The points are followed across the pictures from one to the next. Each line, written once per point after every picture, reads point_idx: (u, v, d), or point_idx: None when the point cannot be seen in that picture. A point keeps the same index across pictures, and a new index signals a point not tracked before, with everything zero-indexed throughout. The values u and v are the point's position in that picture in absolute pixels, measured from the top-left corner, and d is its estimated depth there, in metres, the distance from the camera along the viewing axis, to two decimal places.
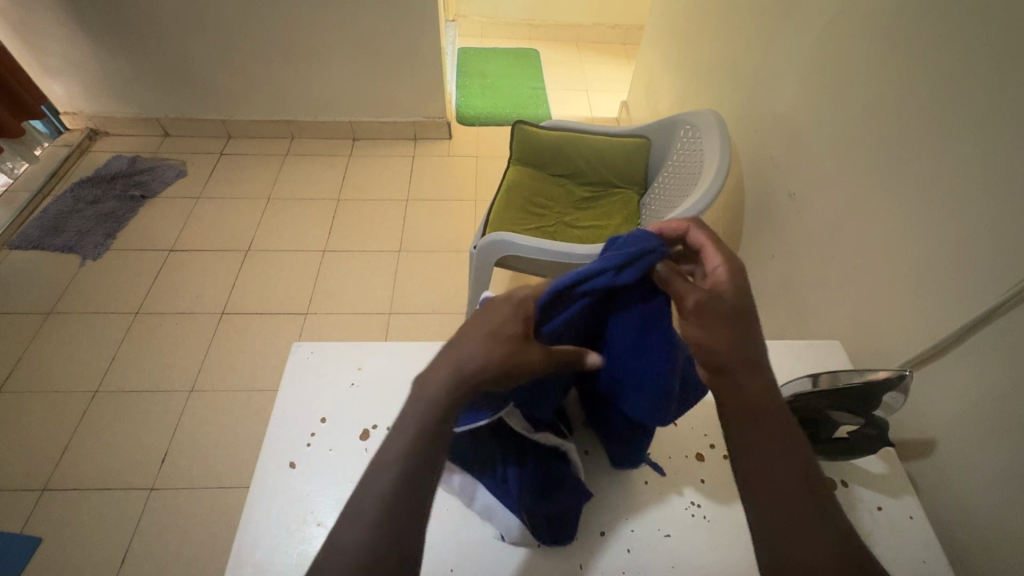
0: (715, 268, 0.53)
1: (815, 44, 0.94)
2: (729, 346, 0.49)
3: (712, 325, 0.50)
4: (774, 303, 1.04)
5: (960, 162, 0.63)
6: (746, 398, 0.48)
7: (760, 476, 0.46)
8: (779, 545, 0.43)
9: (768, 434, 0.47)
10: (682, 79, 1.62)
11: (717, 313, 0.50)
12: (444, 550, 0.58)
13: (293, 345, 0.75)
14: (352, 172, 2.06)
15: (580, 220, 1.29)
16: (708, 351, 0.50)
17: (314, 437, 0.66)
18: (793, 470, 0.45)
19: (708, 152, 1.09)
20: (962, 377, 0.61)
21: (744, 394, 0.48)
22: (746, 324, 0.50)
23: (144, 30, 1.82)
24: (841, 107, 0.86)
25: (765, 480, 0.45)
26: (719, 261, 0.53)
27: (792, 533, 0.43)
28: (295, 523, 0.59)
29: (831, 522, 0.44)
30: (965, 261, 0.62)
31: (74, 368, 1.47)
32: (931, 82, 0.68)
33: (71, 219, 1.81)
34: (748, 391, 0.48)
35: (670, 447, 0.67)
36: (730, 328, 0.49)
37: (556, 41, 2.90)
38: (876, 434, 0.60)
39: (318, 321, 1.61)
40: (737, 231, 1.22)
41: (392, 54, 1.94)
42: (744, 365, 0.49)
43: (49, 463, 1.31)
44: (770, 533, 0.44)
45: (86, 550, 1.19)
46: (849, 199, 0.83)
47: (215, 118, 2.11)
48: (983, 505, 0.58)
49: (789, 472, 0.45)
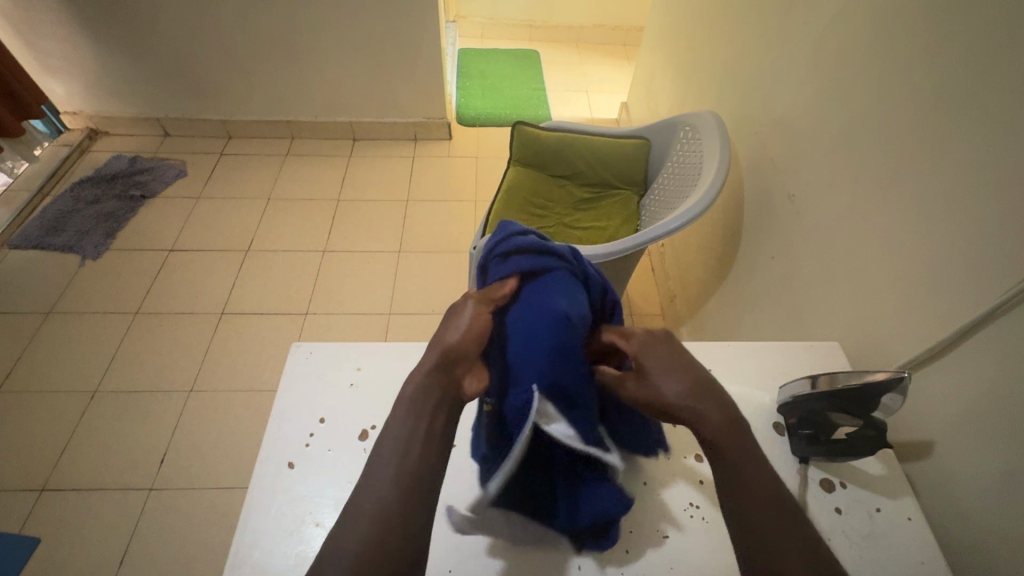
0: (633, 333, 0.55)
1: (815, 45, 0.95)
2: (679, 396, 0.49)
3: (653, 380, 0.51)
4: (772, 303, 1.05)
5: (958, 164, 0.63)
6: (709, 430, 0.48)
7: (743, 482, 0.46)
8: (764, 551, 0.43)
9: (752, 453, 0.48)
10: (682, 80, 1.62)
11: (654, 374, 0.51)
12: (444, 551, 0.57)
13: (293, 345, 0.75)
14: (353, 173, 2.06)
15: (580, 221, 1.29)
16: (662, 409, 0.50)
17: (313, 438, 0.66)
18: (774, 480, 0.47)
19: (708, 152, 1.10)
20: (960, 377, 0.61)
21: (706, 424, 0.48)
22: (685, 368, 0.51)
23: (145, 31, 1.83)
24: (840, 108, 0.87)
25: (750, 486, 0.46)
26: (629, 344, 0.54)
27: (778, 541, 0.43)
28: (294, 523, 0.59)
29: (810, 535, 0.44)
30: (963, 263, 0.62)
31: (73, 368, 1.48)
32: (932, 83, 0.69)
33: (71, 219, 1.81)
34: (709, 420, 0.49)
35: (670, 448, 0.67)
36: (670, 377, 0.50)
37: (556, 42, 2.90)
38: (872, 435, 0.59)
39: (318, 321, 1.61)
40: (736, 232, 1.23)
41: (392, 54, 1.94)
42: (700, 400, 0.49)
43: (48, 463, 1.31)
44: (756, 549, 0.43)
45: (85, 549, 1.19)
46: (848, 199, 0.83)
47: (216, 118, 2.11)
48: (981, 506, 0.58)
49: (770, 487, 0.46)
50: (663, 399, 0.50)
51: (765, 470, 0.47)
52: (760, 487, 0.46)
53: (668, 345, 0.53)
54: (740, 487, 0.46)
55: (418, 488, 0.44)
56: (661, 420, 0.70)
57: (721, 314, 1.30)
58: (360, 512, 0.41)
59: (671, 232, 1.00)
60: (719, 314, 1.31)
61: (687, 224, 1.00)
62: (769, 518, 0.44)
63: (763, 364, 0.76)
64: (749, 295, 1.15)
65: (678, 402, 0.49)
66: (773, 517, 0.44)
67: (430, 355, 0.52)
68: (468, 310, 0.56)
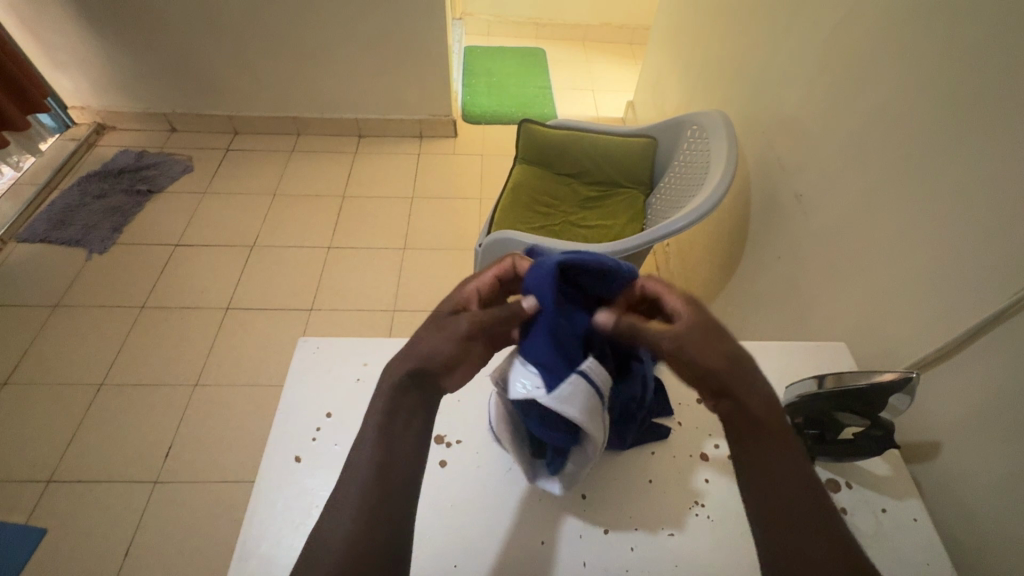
0: (676, 307, 0.54)
1: (824, 45, 0.94)
2: (720, 366, 0.50)
3: (698, 350, 0.50)
4: (778, 303, 1.04)
5: (968, 166, 0.63)
6: (750, 415, 0.48)
7: (763, 473, 0.46)
8: (786, 545, 0.43)
9: (774, 449, 0.47)
10: (689, 78, 1.62)
11: (697, 345, 0.50)
12: (449, 547, 0.57)
13: (300, 340, 0.75)
14: (358, 169, 2.07)
15: (585, 219, 1.29)
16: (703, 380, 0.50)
17: (320, 432, 0.66)
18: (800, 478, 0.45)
19: (715, 152, 1.09)
20: (968, 378, 0.61)
21: (748, 411, 0.48)
22: (723, 338, 0.51)
23: (152, 27, 1.83)
24: (848, 109, 0.86)
25: (771, 479, 0.46)
26: (676, 299, 0.54)
27: (798, 533, 0.43)
28: (300, 516, 0.59)
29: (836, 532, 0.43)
30: (973, 266, 0.61)
31: (80, 361, 1.49)
32: (942, 83, 0.68)
33: (78, 212, 1.82)
34: (752, 407, 0.49)
35: (675, 446, 0.67)
36: (712, 349, 0.50)
37: (563, 40, 2.90)
38: (880, 436, 0.60)
39: (322, 317, 1.62)
40: (742, 233, 1.22)
41: (398, 51, 1.94)
42: (739, 382, 0.49)
43: (54, 454, 1.32)
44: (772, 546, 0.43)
45: (90, 541, 1.20)
46: (855, 200, 0.83)
47: (222, 114, 2.11)
48: (989, 508, 0.58)
49: (796, 479, 0.45)
50: (705, 369, 0.50)
51: (793, 459, 0.46)
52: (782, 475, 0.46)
53: (708, 315, 0.53)
54: (764, 474, 0.46)
55: None
56: (666, 420, 0.70)
57: (726, 313, 1.30)
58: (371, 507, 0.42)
59: (676, 231, 1.00)
60: (725, 313, 1.31)
61: (692, 224, 1.00)
62: (796, 507, 0.44)
63: (769, 365, 0.76)
64: (755, 295, 1.15)
65: (720, 373, 0.49)
66: (798, 505, 0.44)
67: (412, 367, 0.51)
68: (458, 328, 0.52)
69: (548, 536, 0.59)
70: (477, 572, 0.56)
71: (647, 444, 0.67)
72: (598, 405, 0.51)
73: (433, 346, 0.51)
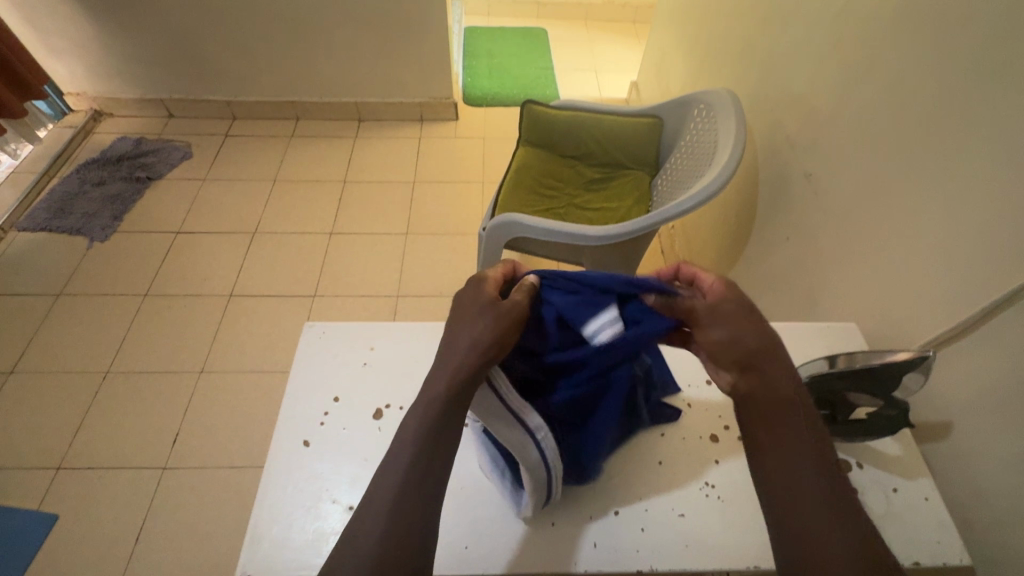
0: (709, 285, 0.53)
1: (833, 20, 0.91)
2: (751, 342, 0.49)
3: (730, 323, 0.50)
4: (787, 284, 1.03)
5: (981, 143, 0.62)
6: (779, 392, 0.47)
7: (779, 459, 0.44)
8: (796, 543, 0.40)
9: (789, 433, 0.44)
10: (695, 55, 1.59)
11: (728, 316, 0.50)
12: (459, 529, 0.57)
13: (305, 325, 0.75)
14: (358, 153, 2.04)
15: (591, 202, 1.28)
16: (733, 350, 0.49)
17: (327, 416, 0.66)
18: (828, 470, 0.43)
19: (724, 131, 1.07)
20: (985, 360, 0.60)
21: (778, 388, 0.47)
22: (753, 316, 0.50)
23: (146, 9, 1.79)
24: (858, 86, 0.84)
25: (787, 466, 0.43)
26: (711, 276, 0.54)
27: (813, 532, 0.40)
28: (310, 500, 0.59)
29: (852, 525, 0.40)
30: (988, 245, 0.60)
31: (85, 349, 1.49)
32: (959, 55, 0.66)
33: (78, 200, 1.81)
34: (780, 383, 0.47)
35: (685, 428, 0.67)
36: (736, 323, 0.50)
37: (565, 19, 2.84)
38: (894, 415, 0.60)
39: (326, 303, 1.61)
40: (750, 213, 1.21)
41: (397, 32, 1.90)
42: (766, 358, 0.48)
43: (62, 442, 1.33)
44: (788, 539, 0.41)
45: (102, 526, 1.21)
46: (869, 178, 0.81)
47: (220, 99, 2.08)
48: (1001, 488, 0.58)
49: (810, 468, 0.43)
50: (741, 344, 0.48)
51: (812, 447, 0.44)
52: (809, 465, 0.43)
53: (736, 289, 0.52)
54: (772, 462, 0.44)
55: (430, 474, 0.43)
56: (674, 401, 0.69)
57: None
58: (377, 497, 0.41)
59: (684, 212, 0.98)
60: None
61: (700, 204, 0.98)
62: (806, 497, 0.41)
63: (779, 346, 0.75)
64: (763, 276, 1.14)
65: (748, 349, 0.48)
66: (809, 500, 0.41)
67: (456, 366, 0.47)
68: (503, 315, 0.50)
69: (557, 519, 0.58)
70: (489, 553, 0.56)
71: (656, 426, 0.66)
72: (499, 410, 0.52)
73: (472, 335, 0.49)
